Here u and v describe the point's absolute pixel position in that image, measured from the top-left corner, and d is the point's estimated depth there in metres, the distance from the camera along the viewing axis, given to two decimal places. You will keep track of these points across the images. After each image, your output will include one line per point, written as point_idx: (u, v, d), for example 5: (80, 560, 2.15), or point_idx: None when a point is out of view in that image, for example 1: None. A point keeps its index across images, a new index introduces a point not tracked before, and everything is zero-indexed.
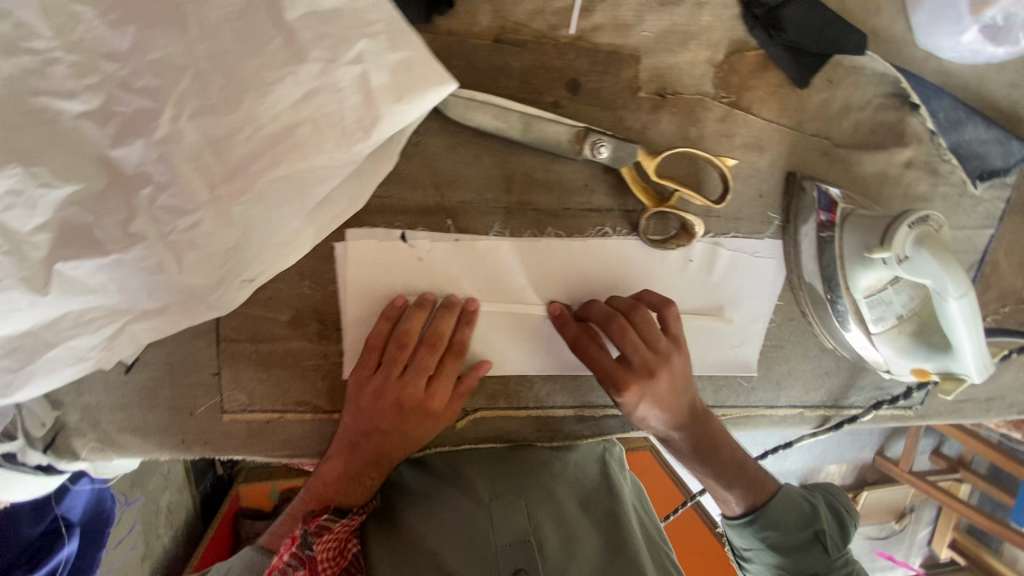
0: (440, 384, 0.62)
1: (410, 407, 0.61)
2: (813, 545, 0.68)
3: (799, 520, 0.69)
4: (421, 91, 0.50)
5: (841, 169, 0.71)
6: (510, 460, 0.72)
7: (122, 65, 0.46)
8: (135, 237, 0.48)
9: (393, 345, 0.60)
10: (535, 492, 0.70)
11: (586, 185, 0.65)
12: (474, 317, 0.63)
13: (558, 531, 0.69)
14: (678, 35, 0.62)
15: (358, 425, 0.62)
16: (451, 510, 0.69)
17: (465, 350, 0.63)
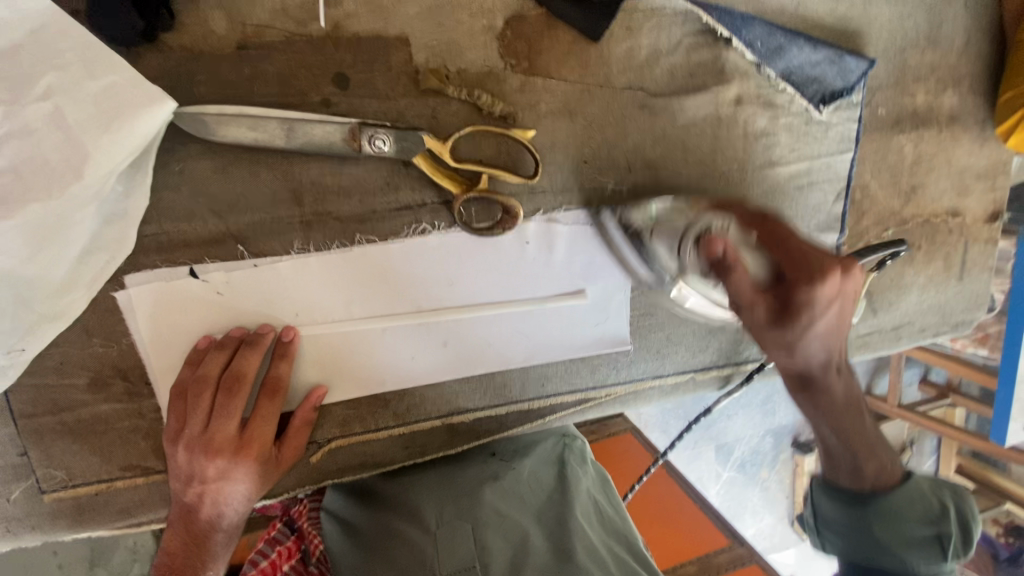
0: (261, 422, 0.59)
1: (232, 453, 0.58)
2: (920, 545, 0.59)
3: (928, 507, 0.61)
4: (132, 116, 0.46)
5: (665, 118, 0.67)
6: (451, 482, 0.73)
7: None
8: None
9: (196, 393, 0.57)
10: (483, 513, 0.70)
11: (388, 183, 0.61)
12: (289, 348, 0.60)
13: (505, 545, 0.67)
14: (446, 9, 0.58)
15: (185, 482, 0.59)
16: (395, 545, 0.68)
17: (282, 385, 0.60)
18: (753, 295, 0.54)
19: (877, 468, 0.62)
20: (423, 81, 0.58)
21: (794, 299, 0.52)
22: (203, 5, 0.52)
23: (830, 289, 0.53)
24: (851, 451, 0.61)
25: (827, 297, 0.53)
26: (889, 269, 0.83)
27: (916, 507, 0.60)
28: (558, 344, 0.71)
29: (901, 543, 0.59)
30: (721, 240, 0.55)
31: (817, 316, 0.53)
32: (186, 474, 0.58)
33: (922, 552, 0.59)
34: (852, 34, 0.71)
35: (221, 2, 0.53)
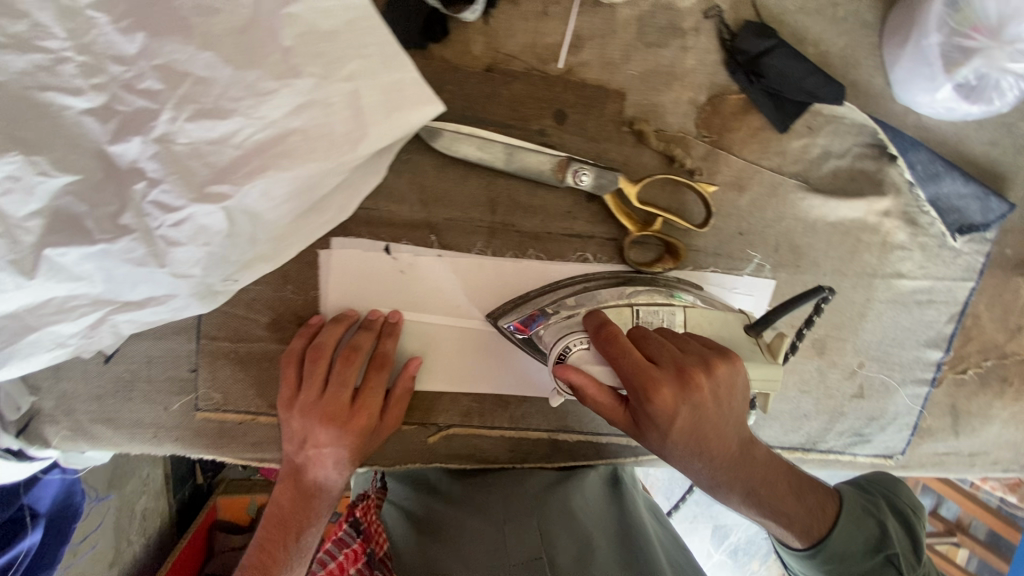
0: (369, 392, 0.63)
1: (343, 418, 0.62)
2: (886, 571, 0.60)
3: (868, 534, 0.62)
4: (408, 111, 0.53)
5: (818, 212, 0.73)
6: (515, 481, 0.73)
7: (128, 68, 0.49)
8: (124, 228, 0.50)
9: (312, 360, 0.61)
10: (546, 512, 0.68)
11: (569, 212, 0.67)
12: (396, 329, 0.64)
13: (572, 544, 0.64)
14: (663, 75, 0.65)
15: (298, 444, 0.62)
16: (462, 535, 0.67)
17: (389, 361, 0.64)
18: (615, 408, 0.52)
19: (813, 514, 0.61)
20: (626, 132, 0.65)
21: (666, 415, 0.49)
22: (470, 28, 0.60)
23: (703, 399, 0.51)
24: (780, 516, 0.59)
25: (692, 404, 0.50)
26: (979, 397, 0.86)
27: (860, 540, 0.61)
28: None
29: None
30: (597, 324, 0.56)
31: (691, 432, 0.51)
32: (298, 436, 0.62)
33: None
34: (1000, 176, 0.77)
35: (485, 28, 0.60)
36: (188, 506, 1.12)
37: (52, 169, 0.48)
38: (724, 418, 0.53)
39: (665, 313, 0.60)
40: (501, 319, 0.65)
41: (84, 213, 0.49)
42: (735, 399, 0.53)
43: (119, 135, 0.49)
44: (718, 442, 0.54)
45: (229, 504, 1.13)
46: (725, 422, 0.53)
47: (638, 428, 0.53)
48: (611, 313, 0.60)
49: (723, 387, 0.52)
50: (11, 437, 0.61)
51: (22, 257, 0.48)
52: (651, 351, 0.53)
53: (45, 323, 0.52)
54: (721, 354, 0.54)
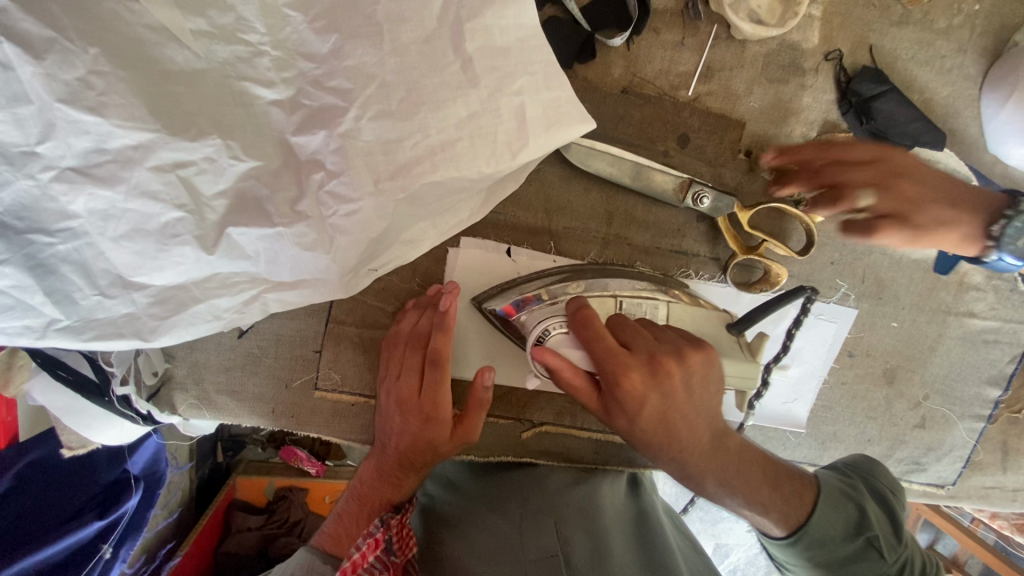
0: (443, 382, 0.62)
1: (416, 404, 0.63)
2: (865, 555, 0.60)
3: (847, 518, 0.61)
4: (566, 126, 0.57)
5: (905, 248, 0.77)
6: (535, 480, 0.74)
7: (318, 66, 0.53)
8: (300, 215, 0.53)
9: (400, 345, 0.64)
10: (564, 513, 0.68)
11: (679, 229, 0.71)
12: (446, 320, 0.61)
13: (589, 544, 0.65)
14: (781, 110, 0.69)
15: (382, 426, 0.66)
16: (478, 531, 0.68)
17: (444, 357, 0.62)
18: (587, 391, 0.56)
19: (795, 501, 0.60)
20: (741, 159, 0.69)
21: (635, 399, 0.54)
22: (612, 52, 0.64)
23: (673, 386, 0.55)
24: (754, 505, 0.60)
25: (662, 391, 0.54)
26: None
27: (841, 524, 0.61)
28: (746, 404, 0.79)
29: (831, 565, 0.60)
30: (578, 306, 0.58)
31: (659, 419, 0.56)
32: (382, 417, 0.65)
33: (860, 563, 0.59)
34: None
35: (626, 53, 0.65)
36: (207, 485, 1.16)
37: (242, 154, 0.52)
38: (699, 406, 0.57)
39: (649, 306, 0.63)
40: (487, 304, 0.64)
41: (264, 197, 0.53)
42: (714, 389, 0.57)
43: (305, 127, 0.53)
44: (691, 432, 0.57)
45: (247, 486, 1.18)
46: (697, 411, 0.57)
47: (610, 414, 0.57)
48: (595, 302, 0.62)
49: (696, 376, 0.55)
50: (144, 401, 0.63)
51: (207, 233, 0.51)
52: (626, 338, 0.57)
53: (207, 296, 0.55)
54: (696, 343, 0.57)
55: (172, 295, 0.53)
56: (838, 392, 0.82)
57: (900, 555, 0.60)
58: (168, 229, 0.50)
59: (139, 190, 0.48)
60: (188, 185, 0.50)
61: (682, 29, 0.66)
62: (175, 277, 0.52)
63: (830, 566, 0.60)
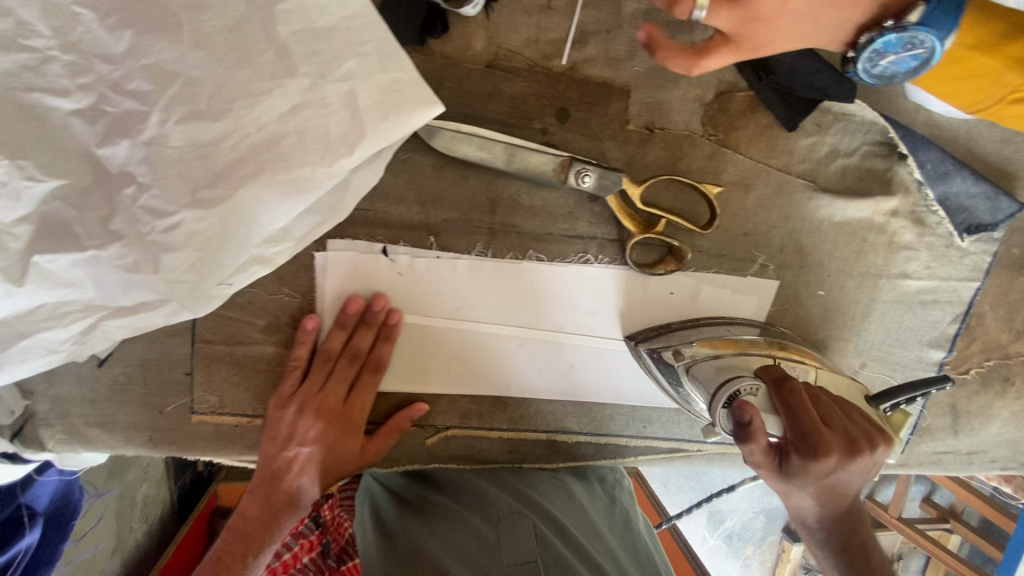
0: (364, 400, 0.64)
1: (339, 425, 0.63)
2: None
3: None
4: (408, 113, 0.51)
5: (825, 211, 0.72)
6: (521, 480, 0.70)
7: (115, 67, 0.47)
8: (114, 234, 0.49)
9: (318, 361, 0.62)
10: (553, 516, 0.65)
11: (570, 212, 0.66)
12: (393, 331, 0.63)
13: (578, 553, 0.61)
14: (669, 72, 0.64)
15: (284, 449, 0.62)
16: (457, 528, 0.63)
17: (383, 365, 0.63)
18: (767, 459, 0.50)
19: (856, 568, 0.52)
20: (631, 130, 0.64)
21: (822, 473, 0.48)
22: (470, 23, 0.58)
23: (863, 469, 0.50)
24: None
25: (857, 473, 0.50)
26: (981, 397, 0.85)
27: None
28: None
29: None
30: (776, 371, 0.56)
31: (822, 488, 0.50)
32: (289, 439, 0.62)
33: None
34: (1011, 175, 0.75)
35: (487, 23, 0.59)
36: (188, 493, 1.11)
37: (39, 173, 0.47)
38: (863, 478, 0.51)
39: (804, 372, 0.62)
40: (643, 344, 0.67)
41: (71, 218, 0.48)
42: (861, 469, 0.50)
43: (109, 137, 0.48)
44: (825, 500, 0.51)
45: (231, 490, 1.15)
46: (848, 484, 0.50)
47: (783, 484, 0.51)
48: (760, 358, 0.62)
49: (879, 459, 0.51)
50: (6, 442, 0.60)
51: (10, 264, 0.47)
52: (823, 411, 0.53)
53: (31, 330, 0.50)
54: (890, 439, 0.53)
55: None
56: None
57: None
58: None
59: None
60: None
61: None
62: None
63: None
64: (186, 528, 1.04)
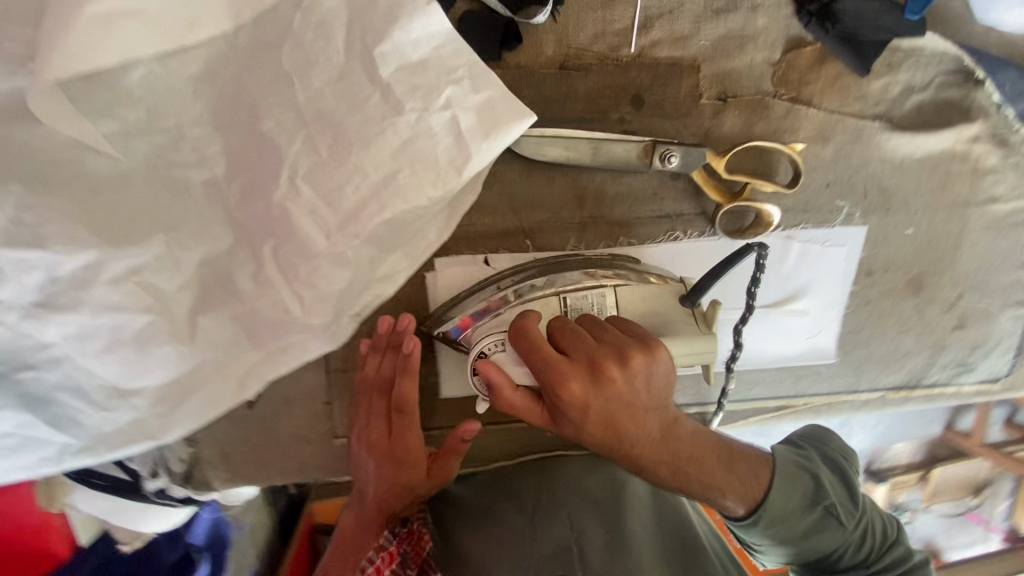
0: (407, 430, 0.63)
1: (388, 456, 0.63)
2: (825, 521, 0.62)
3: (801, 490, 0.62)
4: (506, 128, 0.53)
5: (905, 149, 0.71)
6: (554, 471, 0.72)
7: (241, 135, 0.51)
8: (264, 286, 0.53)
9: (362, 393, 0.63)
10: (576, 504, 0.69)
11: (656, 193, 0.67)
12: (411, 362, 0.60)
13: (605, 533, 0.66)
14: (735, 40, 0.64)
15: (353, 480, 0.65)
16: (491, 526, 0.68)
17: (412, 393, 0.61)
18: (531, 407, 0.54)
19: (708, 477, 0.58)
20: (705, 104, 0.65)
21: (578, 410, 0.50)
22: (540, 30, 0.60)
23: (616, 393, 0.51)
24: (710, 490, 0.58)
25: (606, 396, 0.51)
26: None
27: (793, 502, 0.61)
28: (771, 348, 0.77)
29: (782, 539, 0.62)
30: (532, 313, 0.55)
31: (604, 422, 0.51)
32: (354, 469, 0.65)
33: (822, 530, 0.62)
34: None
35: (555, 26, 0.60)
36: (290, 510, 0.97)
37: (192, 243, 0.52)
38: (652, 394, 0.53)
39: (595, 297, 0.59)
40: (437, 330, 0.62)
41: (226, 278, 0.53)
42: (626, 389, 0.51)
43: (246, 199, 0.52)
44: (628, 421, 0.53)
45: (326, 507, 0.99)
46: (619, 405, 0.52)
47: (559, 425, 0.54)
48: (537, 306, 0.59)
49: (640, 378, 0.52)
50: (181, 486, 0.66)
51: (179, 327, 0.52)
52: (567, 344, 0.53)
53: (201, 385, 0.55)
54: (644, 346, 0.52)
55: (168, 392, 0.54)
56: (864, 314, 0.78)
57: (850, 540, 0.63)
58: (144, 334, 0.51)
59: (102, 307, 0.48)
60: (150, 289, 0.50)
61: None
62: (164, 376, 0.53)
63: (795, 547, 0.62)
64: (294, 546, 0.90)
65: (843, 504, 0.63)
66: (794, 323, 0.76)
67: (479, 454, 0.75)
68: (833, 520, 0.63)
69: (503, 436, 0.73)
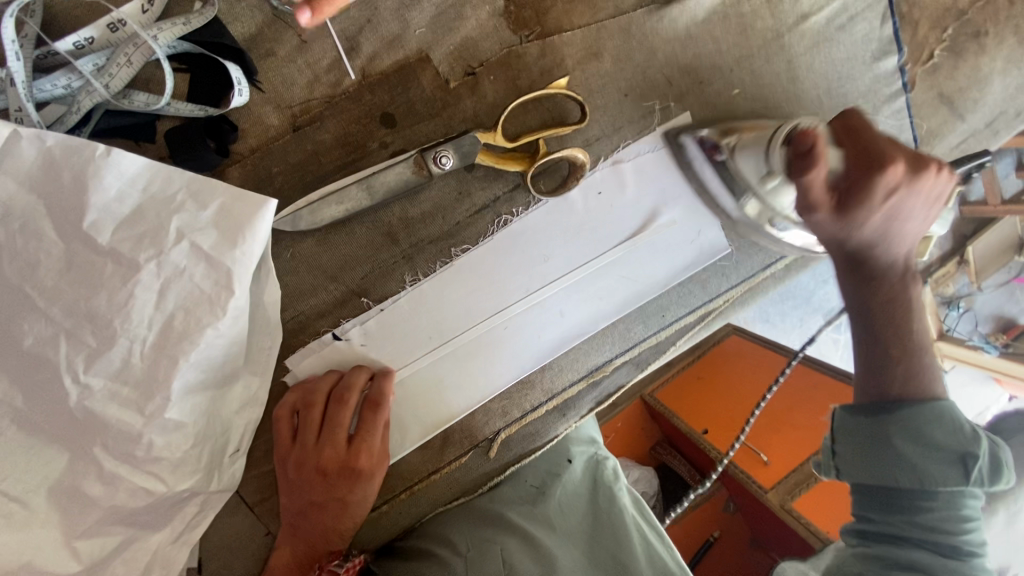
0: (360, 440, 0.62)
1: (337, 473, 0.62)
2: (947, 470, 0.52)
3: (955, 429, 0.53)
4: (249, 225, 0.51)
5: (684, 19, 0.67)
6: (483, 510, 0.76)
7: (14, 362, 0.51)
8: (113, 482, 0.53)
9: (308, 411, 0.61)
10: (513, 534, 0.72)
11: (461, 192, 0.65)
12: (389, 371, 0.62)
13: (536, 568, 0.69)
14: (450, 11, 0.60)
15: (300, 507, 0.63)
16: (428, 566, 0.68)
17: (382, 399, 0.61)
18: (824, 198, 0.54)
19: (876, 303, 0.57)
20: (456, 87, 0.61)
21: (879, 199, 0.53)
22: (252, 106, 0.57)
23: (872, 196, 0.53)
24: (880, 365, 0.57)
25: (894, 206, 0.54)
26: (964, 67, 0.77)
27: (941, 425, 0.53)
28: (662, 270, 0.72)
29: (887, 452, 0.54)
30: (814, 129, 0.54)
31: (886, 220, 0.54)
32: (299, 496, 0.62)
33: (943, 471, 0.52)
34: None
35: (265, 96, 0.57)
36: None
37: (27, 478, 0.52)
38: (900, 209, 0.54)
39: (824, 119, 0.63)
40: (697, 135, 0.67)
41: (76, 493, 0.53)
42: (888, 200, 0.53)
43: (52, 414, 0.52)
44: (863, 233, 0.55)
45: None
46: (866, 219, 0.54)
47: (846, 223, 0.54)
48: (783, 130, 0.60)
49: (912, 197, 0.54)
50: None
51: (59, 556, 0.53)
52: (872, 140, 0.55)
53: None
54: (926, 164, 0.54)
55: None
56: None
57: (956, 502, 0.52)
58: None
59: None
60: (10, 537, 0.51)
61: (292, 28, 0.57)
62: None
63: (878, 473, 0.54)
64: None
65: (982, 480, 0.51)
66: (670, 236, 0.71)
67: (437, 505, 0.72)
68: (958, 474, 0.51)
69: (449, 478, 0.71)
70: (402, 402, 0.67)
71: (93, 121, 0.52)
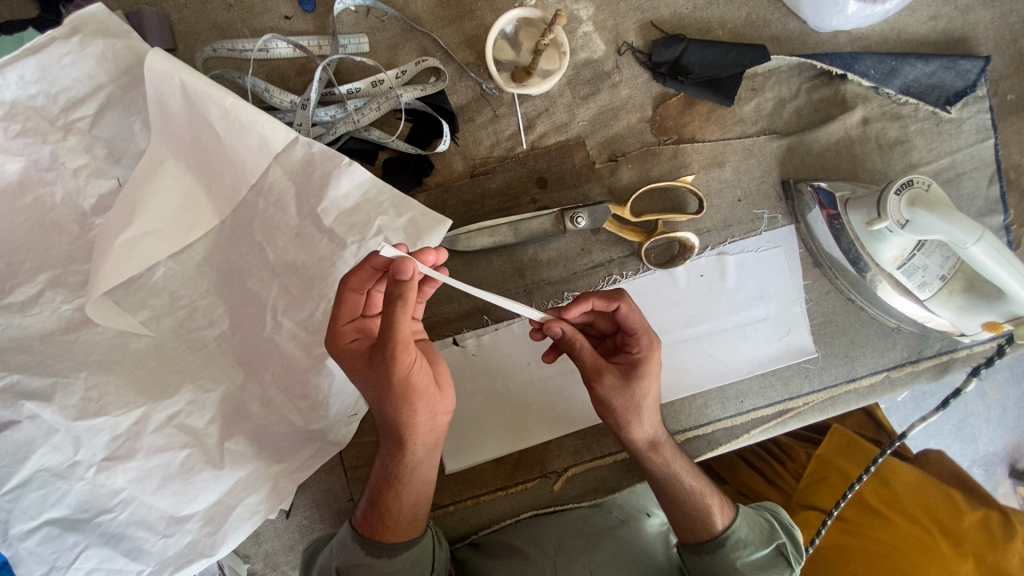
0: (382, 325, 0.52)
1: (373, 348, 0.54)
2: (777, 560, 0.69)
3: (761, 533, 0.69)
4: (427, 234, 0.66)
5: (800, 149, 0.79)
6: (573, 522, 0.76)
7: (237, 295, 0.69)
8: (269, 405, 0.68)
9: (349, 309, 0.57)
10: (600, 554, 0.74)
11: (583, 249, 0.77)
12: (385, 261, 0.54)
13: None
14: (609, 113, 0.77)
15: (377, 410, 0.59)
16: (517, 562, 0.73)
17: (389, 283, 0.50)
18: (596, 364, 0.63)
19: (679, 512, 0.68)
20: (600, 167, 0.76)
21: (653, 381, 0.64)
22: (447, 153, 0.75)
23: (650, 360, 0.64)
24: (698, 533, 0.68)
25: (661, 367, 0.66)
26: None
27: (742, 559, 0.67)
28: (747, 358, 0.78)
29: (757, 568, 0.68)
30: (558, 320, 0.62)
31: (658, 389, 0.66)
32: (369, 399, 0.58)
33: (773, 570, 0.68)
34: (955, 47, 0.80)
35: (458, 148, 0.75)
36: None
37: (211, 384, 0.67)
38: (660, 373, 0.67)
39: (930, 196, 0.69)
40: (817, 188, 0.76)
41: (240, 406, 0.68)
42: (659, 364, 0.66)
43: (248, 340, 0.68)
44: (633, 401, 0.63)
45: None
46: (653, 421, 0.66)
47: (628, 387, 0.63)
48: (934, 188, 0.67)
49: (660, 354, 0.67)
50: None
51: (212, 454, 0.65)
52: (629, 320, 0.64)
53: (238, 500, 0.65)
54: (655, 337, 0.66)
55: (213, 513, 0.65)
56: (831, 300, 0.79)
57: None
58: (185, 465, 0.64)
59: (154, 448, 0.63)
60: (185, 428, 0.65)
61: (491, 105, 0.75)
62: (205, 500, 0.64)
63: None
64: None
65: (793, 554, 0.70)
66: (760, 328, 0.78)
67: (496, 522, 0.76)
68: (783, 563, 0.69)
69: (514, 499, 0.77)
70: (491, 414, 0.76)
71: (342, 141, 0.72)
